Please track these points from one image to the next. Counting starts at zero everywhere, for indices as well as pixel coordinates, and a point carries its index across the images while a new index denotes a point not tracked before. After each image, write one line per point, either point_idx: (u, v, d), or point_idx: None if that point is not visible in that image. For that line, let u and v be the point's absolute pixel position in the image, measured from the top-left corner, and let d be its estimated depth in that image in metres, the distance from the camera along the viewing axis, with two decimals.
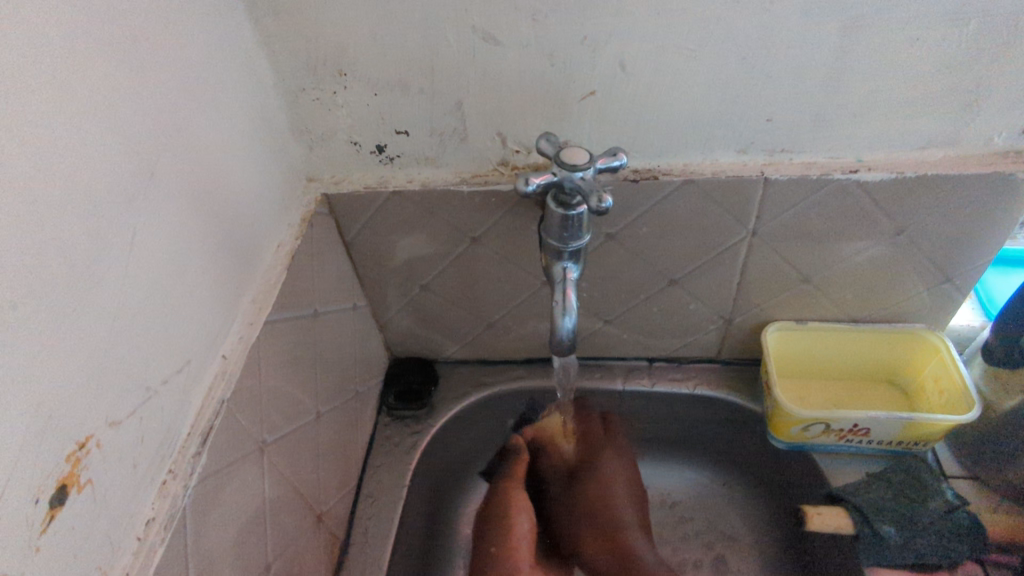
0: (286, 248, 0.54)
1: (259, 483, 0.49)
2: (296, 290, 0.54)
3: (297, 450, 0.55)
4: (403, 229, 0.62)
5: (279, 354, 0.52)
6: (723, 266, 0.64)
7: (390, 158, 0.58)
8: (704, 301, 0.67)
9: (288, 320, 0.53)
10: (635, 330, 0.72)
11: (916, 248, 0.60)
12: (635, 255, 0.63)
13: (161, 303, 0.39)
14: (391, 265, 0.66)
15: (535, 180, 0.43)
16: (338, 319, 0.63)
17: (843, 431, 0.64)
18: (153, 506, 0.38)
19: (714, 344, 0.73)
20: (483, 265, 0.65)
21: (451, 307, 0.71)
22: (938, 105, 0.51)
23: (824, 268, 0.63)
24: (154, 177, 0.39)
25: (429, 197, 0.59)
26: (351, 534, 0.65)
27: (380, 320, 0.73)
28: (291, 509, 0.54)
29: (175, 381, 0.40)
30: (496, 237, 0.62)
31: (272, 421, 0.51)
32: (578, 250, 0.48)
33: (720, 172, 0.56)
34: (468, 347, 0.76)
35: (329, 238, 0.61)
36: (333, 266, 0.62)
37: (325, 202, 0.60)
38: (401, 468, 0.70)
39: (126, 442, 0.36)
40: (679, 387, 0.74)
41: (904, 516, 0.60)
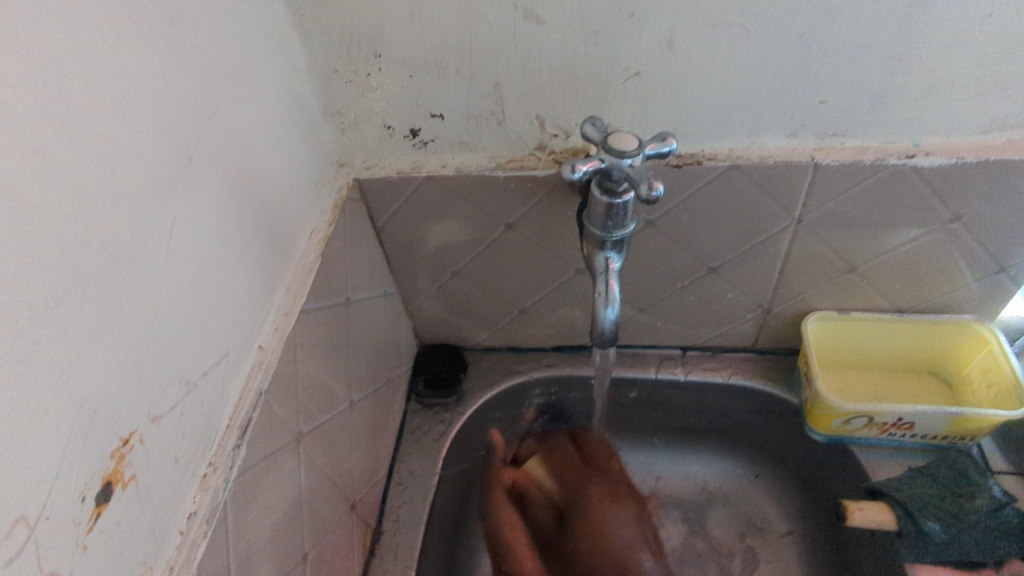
0: (319, 235, 0.53)
1: (295, 473, 0.48)
2: (329, 278, 0.53)
3: (331, 439, 0.54)
4: (435, 215, 0.61)
5: (314, 344, 0.51)
6: (765, 255, 0.61)
7: (424, 142, 0.56)
8: (743, 290, 0.66)
9: (322, 309, 0.52)
10: (670, 319, 0.70)
11: (970, 237, 0.58)
12: (674, 242, 0.61)
13: (199, 295, 0.38)
14: (423, 252, 0.65)
15: (582, 167, 0.42)
16: (369, 306, 0.62)
17: (887, 425, 0.62)
18: (195, 500, 0.37)
19: (750, 333, 0.71)
20: (516, 252, 0.64)
21: (482, 294, 0.70)
22: (1005, 86, 0.48)
23: (871, 257, 0.61)
24: (191, 165, 0.38)
25: (464, 183, 0.57)
26: (382, 522, 0.64)
27: (409, 306, 0.72)
28: (326, 499, 0.53)
29: (214, 374, 0.40)
30: (531, 224, 0.61)
31: (308, 412, 0.50)
32: (622, 240, 0.47)
33: (768, 157, 0.53)
34: (498, 334, 0.75)
35: (361, 224, 0.60)
36: (365, 253, 0.61)
37: (357, 187, 0.58)
38: (432, 456, 0.69)
39: (168, 436, 0.35)
40: (713, 377, 0.73)
41: (949, 513, 0.58)
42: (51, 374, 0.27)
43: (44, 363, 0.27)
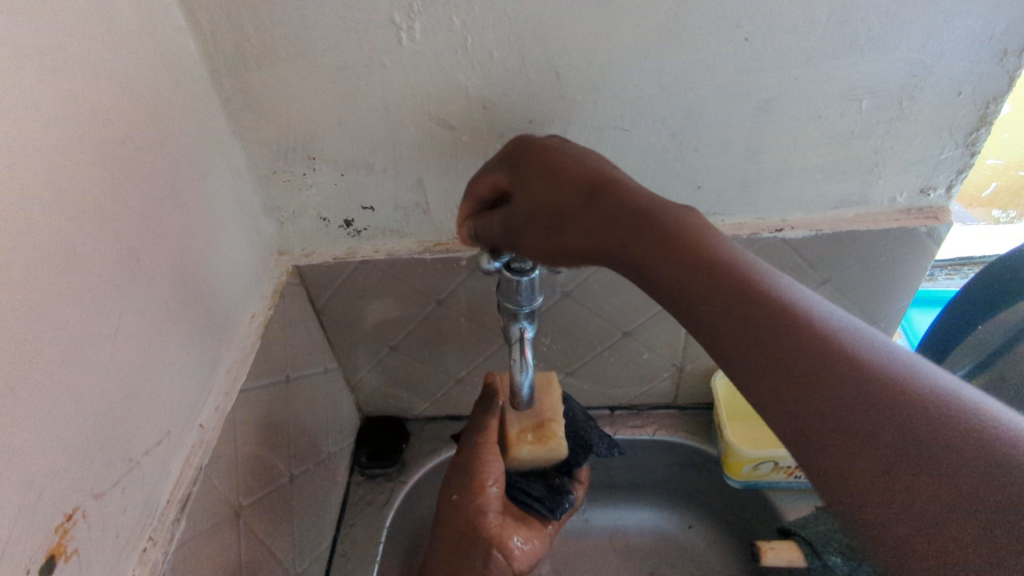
0: (259, 318, 0.58)
1: (235, 546, 0.50)
2: (269, 357, 0.58)
3: (271, 512, 0.57)
4: (371, 295, 0.66)
5: (254, 420, 0.55)
6: (671, 318, 0.69)
7: (358, 231, 0.62)
8: (657, 351, 0.72)
9: (262, 388, 0.56)
10: (595, 381, 0.76)
11: (842, 296, 0.66)
12: (591, 311, 0.68)
13: (142, 379, 0.42)
14: (361, 329, 0.70)
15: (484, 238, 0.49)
16: (310, 382, 0.66)
17: (791, 468, 0.68)
18: (134, 573, 0.40)
19: (669, 391, 0.78)
20: (449, 326, 0.69)
21: (420, 367, 0.74)
22: (844, 172, 0.57)
23: None
24: (139, 263, 0.42)
25: (396, 266, 0.63)
26: None
27: (351, 381, 0.76)
28: (267, 571, 0.55)
29: (156, 452, 0.43)
30: (459, 299, 0.66)
31: (247, 485, 0.53)
32: (533, 311, 0.53)
33: None
34: (437, 404, 0.79)
35: (301, 306, 0.65)
36: (304, 333, 0.65)
37: (296, 273, 0.63)
38: (374, 527, 0.71)
39: (110, 511, 0.38)
40: (639, 434, 0.78)
41: (851, 546, 0.63)
42: (6, 458, 0.31)
43: (1, 447, 0.31)
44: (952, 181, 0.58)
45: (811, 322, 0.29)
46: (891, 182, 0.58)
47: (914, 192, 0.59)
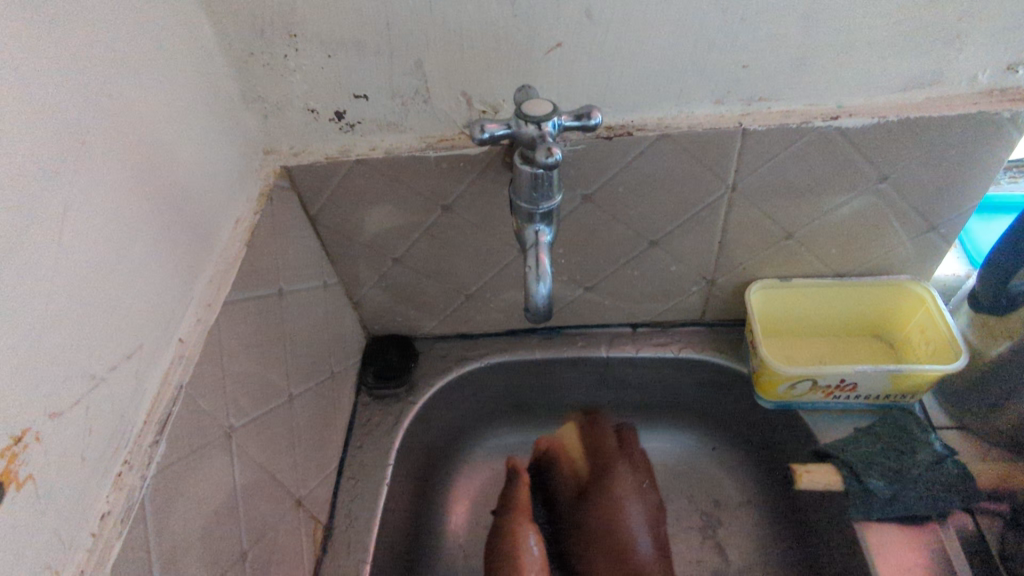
0: (244, 224, 0.52)
1: (228, 469, 0.46)
2: (257, 267, 0.52)
3: (269, 433, 0.53)
4: (369, 201, 0.60)
5: (244, 337, 0.50)
6: (704, 225, 0.62)
7: (351, 125, 0.55)
8: (686, 263, 0.66)
9: (250, 301, 0.51)
10: (616, 296, 0.70)
11: (900, 198, 0.59)
12: (614, 217, 0.61)
13: (101, 286, 0.36)
14: (361, 240, 0.63)
15: (490, 128, 0.41)
16: (307, 296, 0.61)
17: (830, 388, 0.63)
18: (108, 500, 0.36)
19: (697, 306, 0.72)
20: (457, 236, 0.63)
21: (427, 281, 0.69)
22: (920, 43, 0.48)
23: (806, 222, 0.62)
24: (85, 150, 0.36)
25: (395, 166, 0.56)
26: (334, 517, 0.63)
27: (354, 298, 0.70)
28: (268, 494, 0.52)
29: (125, 368, 0.38)
30: (468, 205, 0.60)
31: (239, 405, 0.48)
32: (550, 212, 0.46)
33: (697, 126, 0.53)
34: (447, 322, 0.74)
35: (292, 212, 0.58)
36: (298, 243, 0.59)
37: (285, 175, 0.57)
38: (383, 448, 0.68)
39: (70, 433, 0.33)
40: (663, 352, 0.73)
41: (893, 469, 0.59)
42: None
43: None
44: None
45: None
46: (975, 56, 0.49)
47: (1000, 69, 0.50)
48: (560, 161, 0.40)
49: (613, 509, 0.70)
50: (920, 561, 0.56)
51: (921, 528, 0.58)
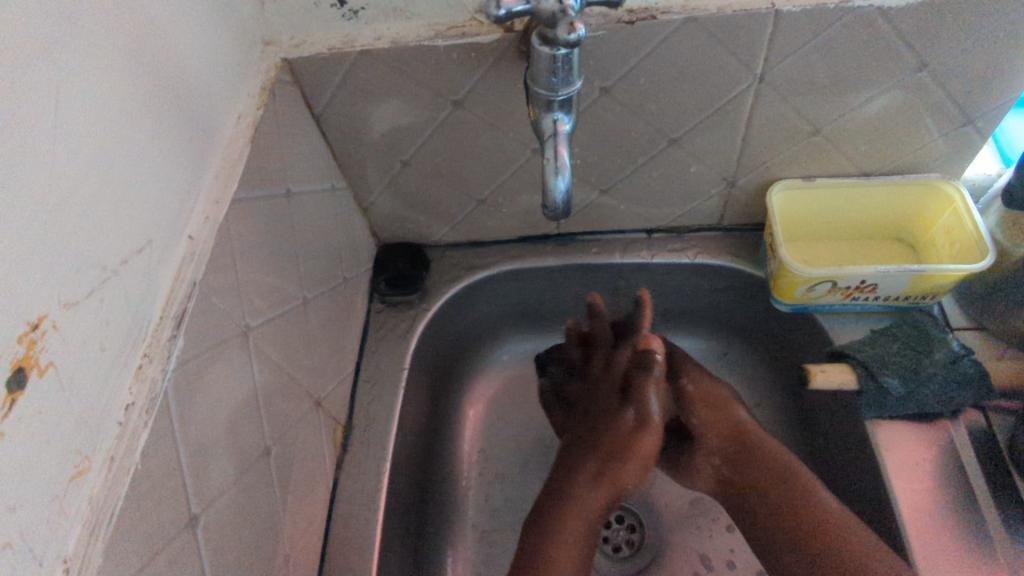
0: (247, 119, 0.49)
1: (247, 368, 0.46)
2: (263, 165, 0.50)
3: (284, 334, 0.53)
4: (376, 97, 0.57)
5: (255, 237, 0.48)
6: (728, 120, 0.59)
7: (354, 11, 0.51)
8: (707, 162, 0.63)
9: (258, 201, 0.49)
10: (633, 200, 0.68)
11: (938, 88, 0.55)
12: (633, 112, 0.58)
13: (102, 177, 0.35)
14: (369, 140, 0.61)
15: (506, 3, 0.37)
16: (316, 199, 0.59)
17: (850, 289, 0.62)
18: (132, 391, 0.36)
19: (716, 209, 0.70)
20: (468, 135, 0.60)
21: (437, 185, 0.67)
22: None
23: (835, 116, 0.58)
24: (72, 25, 0.33)
25: (403, 57, 0.53)
26: (352, 419, 0.64)
27: (363, 203, 0.69)
28: (286, 394, 0.52)
29: (136, 262, 0.37)
30: (480, 101, 0.57)
31: (254, 305, 0.48)
32: (568, 99, 0.43)
33: (727, 7, 0.49)
34: (459, 228, 0.73)
35: (296, 109, 0.56)
36: (304, 143, 0.57)
37: (287, 68, 0.53)
38: (398, 353, 0.68)
39: (87, 323, 0.33)
40: (679, 257, 0.72)
41: (909, 368, 0.58)
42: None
43: None
44: None
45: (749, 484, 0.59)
46: None
47: None
48: (582, 39, 0.38)
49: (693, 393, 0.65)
50: (929, 455, 0.57)
51: (932, 426, 0.59)
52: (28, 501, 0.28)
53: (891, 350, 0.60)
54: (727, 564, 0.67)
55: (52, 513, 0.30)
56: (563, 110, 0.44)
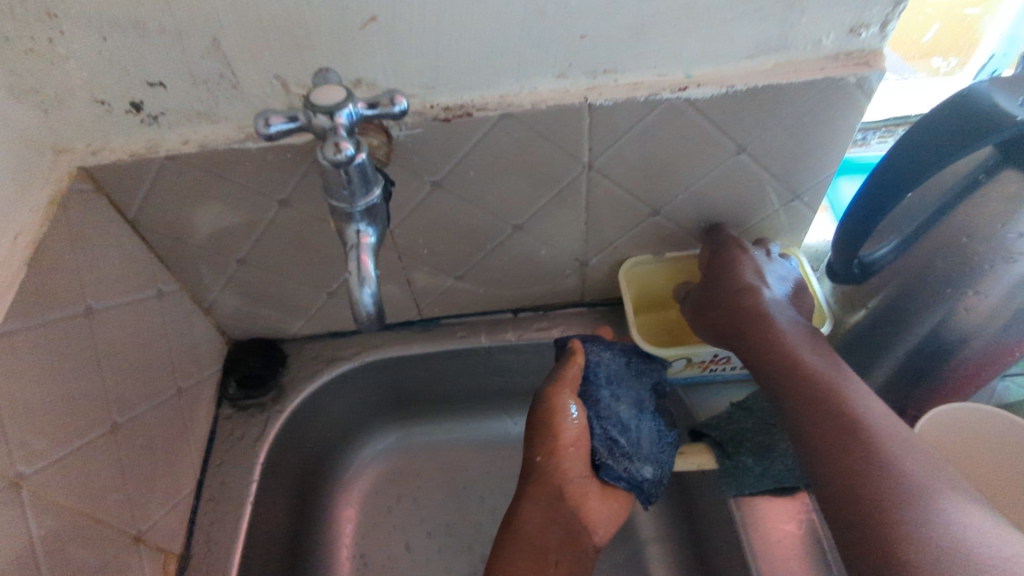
0: (26, 240, 0.45)
1: (19, 522, 0.41)
2: (49, 287, 0.45)
3: (85, 470, 0.47)
4: (193, 200, 0.53)
5: (34, 370, 0.43)
6: (568, 204, 0.58)
7: (153, 117, 0.48)
8: (556, 244, 0.63)
9: (40, 328, 0.44)
10: (491, 283, 0.67)
11: (760, 167, 0.57)
12: (470, 202, 0.57)
13: None
14: (195, 241, 0.57)
15: (275, 122, 0.36)
16: (132, 309, 0.54)
17: (706, 362, 0.63)
18: None
19: (576, 287, 0.69)
20: (303, 232, 0.58)
21: (283, 281, 0.63)
22: (763, 7, 0.45)
23: (671, 197, 0.59)
24: None
25: (213, 161, 0.50)
26: (190, 545, 0.58)
27: (203, 303, 0.64)
28: (88, 538, 0.46)
29: None
30: (309, 198, 0.54)
31: (32, 449, 0.42)
32: (370, 209, 0.42)
33: (540, 103, 0.49)
34: (315, 321, 0.69)
35: (101, 218, 0.51)
36: (112, 252, 0.52)
37: (86, 176, 0.49)
38: (247, 464, 0.63)
39: None
40: (545, 337, 0.71)
41: (764, 445, 0.58)
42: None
43: None
44: (888, 16, 0.46)
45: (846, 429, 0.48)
46: (816, 20, 0.46)
47: (844, 33, 0.48)
48: (356, 155, 0.36)
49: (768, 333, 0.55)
50: (796, 532, 0.56)
51: (795, 499, 0.58)
52: None
53: (747, 425, 0.59)
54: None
55: None
56: (366, 218, 0.42)
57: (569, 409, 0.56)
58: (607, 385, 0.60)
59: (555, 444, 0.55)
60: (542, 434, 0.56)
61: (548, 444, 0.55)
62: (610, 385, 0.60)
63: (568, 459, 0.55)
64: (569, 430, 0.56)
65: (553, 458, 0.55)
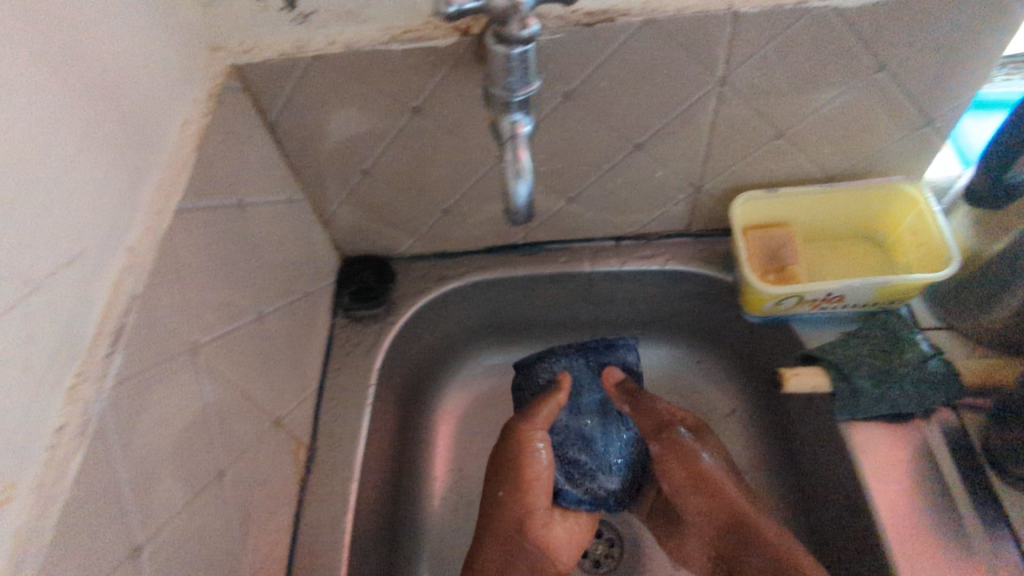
0: (192, 127, 0.47)
1: (197, 384, 0.44)
2: (213, 174, 0.48)
3: (241, 351, 0.50)
4: (332, 105, 0.55)
5: (203, 249, 0.46)
6: (692, 123, 0.58)
7: (304, 15, 0.49)
8: (672, 167, 0.63)
9: (207, 211, 0.47)
10: (600, 207, 0.68)
11: (897, 88, 0.55)
12: (596, 117, 0.57)
13: (23, 186, 0.32)
14: (327, 149, 0.59)
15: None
16: (272, 210, 0.57)
17: (818, 301, 0.61)
18: (62, 413, 0.33)
19: (684, 214, 0.69)
20: (429, 143, 0.59)
21: (402, 196, 0.65)
22: None
23: (797, 119, 0.58)
24: None
25: (358, 63, 0.51)
26: (316, 438, 0.62)
27: (323, 215, 0.67)
28: (243, 414, 0.50)
29: (66, 275, 0.34)
30: (441, 107, 0.55)
31: (204, 320, 0.45)
32: (526, 100, 0.42)
33: (684, 8, 0.49)
34: (425, 239, 0.71)
35: (247, 118, 0.54)
36: (256, 153, 0.55)
37: (237, 75, 0.51)
38: (364, 369, 0.66)
39: (11, 340, 0.30)
40: (649, 264, 0.71)
41: (883, 370, 0.58)
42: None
43: None
44: None
45: (753, 530, 0.57)
46: None
47: None
48: (537, 34, 0.38)
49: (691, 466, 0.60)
50: (904, 456, 0.57)
51: (906, 427, 0.59)
52: None
53: (862, 352, 0.60)
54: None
55: None
56: (523, 111, 0.43)
57: (540, 447, 0.62)
58: (575, 394, 0.67)
59: (519, 481, 0.62)
60: (507, 475, 0.62)
61: (512, 484, 0.62)
62: (601, 412, 0.66)
63: (534, 499, 0.62)
64: (537, 469, 0.62)
65: (518, 497, 0.62)
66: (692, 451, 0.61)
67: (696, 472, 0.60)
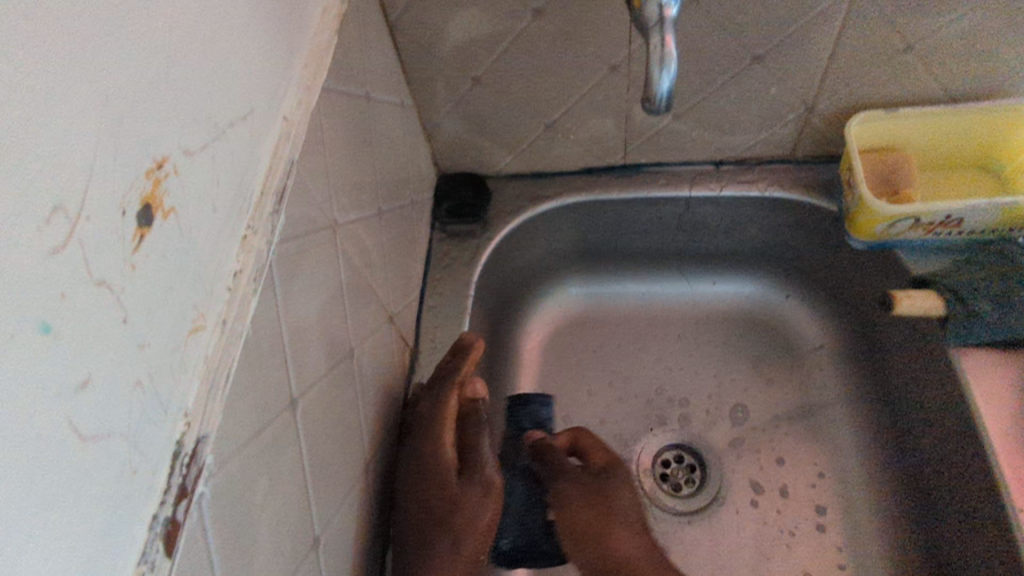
0: (333, 11, 0.47)
1: (334, 262, 0.45)
2: (347, 62, 0.48)
3: (365, 241, 0.51)
4: (454, 3, 0.55)
5: (339, 134, 0.47)
6: (818, 33, 0.56)
7: None
8: (787, 84, 0.62)
9: (342, 97, 0.48)
10: (704, 127, 0.67)
11: None
12: (719, 23, 0.56)
13: (215, 30, 0.32)
14: (442, 53, 0.59)
15: None
16: (389, 110, 0.58)
17: (933, 225, 0.60)
18: (239, 258, 0.34)
19: (790, 138, 0.68)
20: (544, 50, 0.59)
21: (507, 108, 0.65)
22: None
23: (930, 32, 0.56)
24: None
25: None
26: (418, 342, 0.63)
27: (428, 126, 0.67)
28: (366, 301, 0.51)
29: (241, 129, 0.35)
30: (563, 8, 0.55)
31: (340, 202, 0.47)
32: None
33: None
34: (523, 157, 0.71)
35: (373, 14, 0.54)
36: (379, 50, 0.55)
37: None
38: (463, 280, 0.67)
39: (201, 177, 0.31)
40: (749, 190, 0.70)
41: (1001, 295, 0.57)
42: (50, 58, 0.22)
43: (55, 45, 0.22)
44: None
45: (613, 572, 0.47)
46: None
47: None
48: None
49: (604, 491, 0.51)
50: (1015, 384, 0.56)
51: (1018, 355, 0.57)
52: (154, 341, 0.28)
53: (978, 280, 0.58)
54: (779, 492, 0.68)
55: (176, 365, 0.29)
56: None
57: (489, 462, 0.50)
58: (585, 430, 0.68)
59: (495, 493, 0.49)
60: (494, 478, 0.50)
61: (455, 490, 0.48)
62: None
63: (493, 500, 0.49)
64: (482, 485, 0.48)
65: (450, 510, 0.47)
66: (621, 490, 0.52)
67: (601, 510, 0.50)
